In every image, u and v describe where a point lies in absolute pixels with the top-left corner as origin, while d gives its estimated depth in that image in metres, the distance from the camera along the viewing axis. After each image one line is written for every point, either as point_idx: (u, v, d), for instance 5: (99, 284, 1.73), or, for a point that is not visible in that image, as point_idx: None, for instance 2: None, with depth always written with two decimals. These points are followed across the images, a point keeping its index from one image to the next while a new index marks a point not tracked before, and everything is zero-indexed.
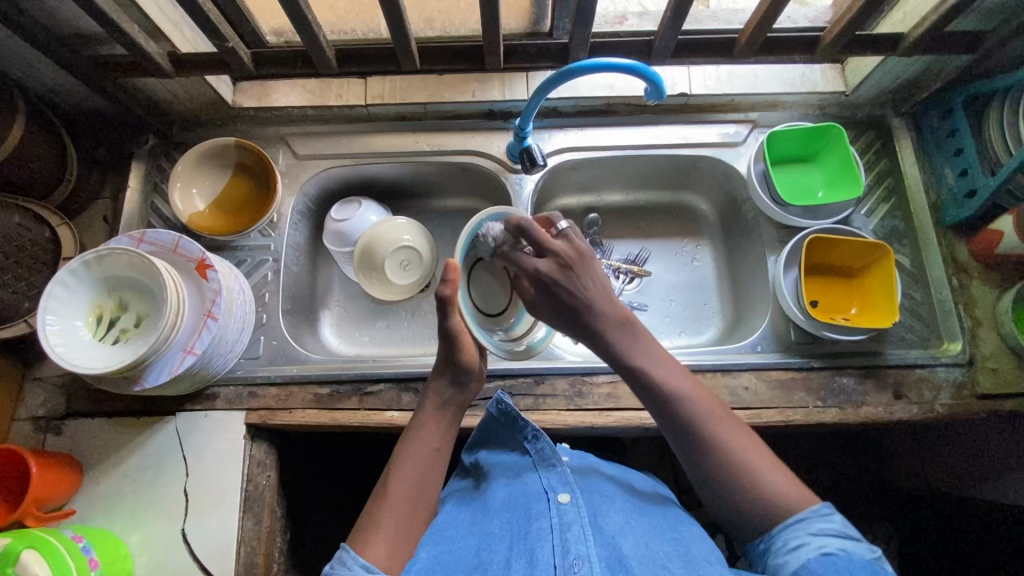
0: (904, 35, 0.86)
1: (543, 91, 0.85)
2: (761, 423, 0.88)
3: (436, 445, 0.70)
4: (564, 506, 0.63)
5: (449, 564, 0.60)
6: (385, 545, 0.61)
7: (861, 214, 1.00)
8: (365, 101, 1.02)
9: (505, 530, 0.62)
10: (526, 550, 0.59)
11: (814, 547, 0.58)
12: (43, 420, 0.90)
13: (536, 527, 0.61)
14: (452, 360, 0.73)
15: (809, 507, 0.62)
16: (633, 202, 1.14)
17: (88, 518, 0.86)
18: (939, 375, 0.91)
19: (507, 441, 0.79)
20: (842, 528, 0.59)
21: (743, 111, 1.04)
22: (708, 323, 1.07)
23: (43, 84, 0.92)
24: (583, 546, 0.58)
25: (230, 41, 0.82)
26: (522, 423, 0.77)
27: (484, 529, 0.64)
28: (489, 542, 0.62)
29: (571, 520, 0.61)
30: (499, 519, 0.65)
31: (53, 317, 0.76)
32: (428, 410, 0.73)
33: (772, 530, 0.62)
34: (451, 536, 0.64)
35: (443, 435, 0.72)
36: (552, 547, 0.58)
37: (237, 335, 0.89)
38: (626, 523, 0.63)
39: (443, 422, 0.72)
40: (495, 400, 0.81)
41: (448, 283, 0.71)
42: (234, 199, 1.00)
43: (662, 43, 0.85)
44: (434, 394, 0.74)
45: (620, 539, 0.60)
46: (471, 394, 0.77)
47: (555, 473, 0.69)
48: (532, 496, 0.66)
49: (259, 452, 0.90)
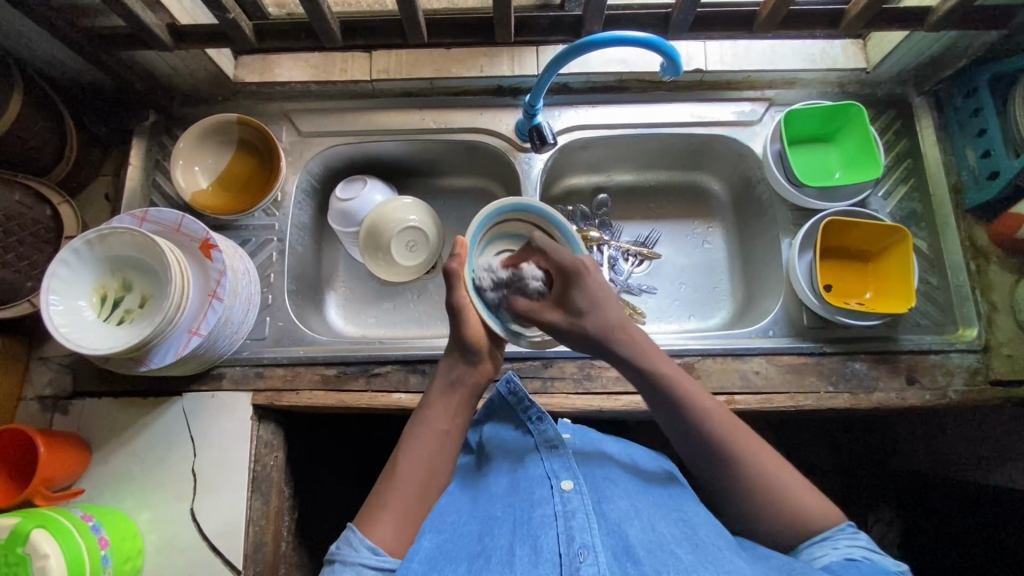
0: (932, 9, 0.83)
1: (555, 66, 0.82)
2: (772, 408, 0.87)
3: (446, 427, 0.69)
4: (568, 494, 0.62)
5: (451, 552, 0.59)
6: (391, 525, 0.61)
7: (879, 196, 0.97)
8: (370, 76, 0.99)
9: (508, 514, 0.62)
10: (529, 536, 0.58)
11: (838, 554, 0.58)
12: (50, 399, 0.90)
13: (540, 513, 0.60)
14: (460, 336, 0.72)
15: (834, 526, 0.62)
16: (643, 181, 1.12)
17: (98, 496, 0.86)
18: (954, 361, 0.90)
19: (510, 418, 0.79)
20: (868, 544, 0.59)
21: (760, 88, 1.01)
22: (718, 306, 1.05)
23: (39, 57, 0.89)
24: (588, 536, 0.57)
25: (231, 12, 0.79)
26: (528, 404, 0.76)
27: (487, 514, 0.64)
28: (492, 527, 0.61)
29: (576, 508, 0.60)
30: (502, 504, 0.64)
31: (56, 297, 0.75)
32: (438, 390, 0.72)
33: (797, 547, 0.62)
34: (454, 520, 0.64)
35: (453, 418, 0.70)
36: (556, 535, 0.58)
37: (243, 315, 0.88)
38: (631, 507, 0.63)
39: (452, 404, 0.71)
40: (503, 381, 0.81)
41: (456, 257, 0.72)
42: (237, 177, 0.98)
43: (680, 16, 0.81)
44: (445, 373, 0.73)
45: (626, 526, 0.60)
46: (486, 372, 0.75)
47: (558, 455, 0.69)
48: (535, 481, 0.66)
49: (266, 433, 0.90)
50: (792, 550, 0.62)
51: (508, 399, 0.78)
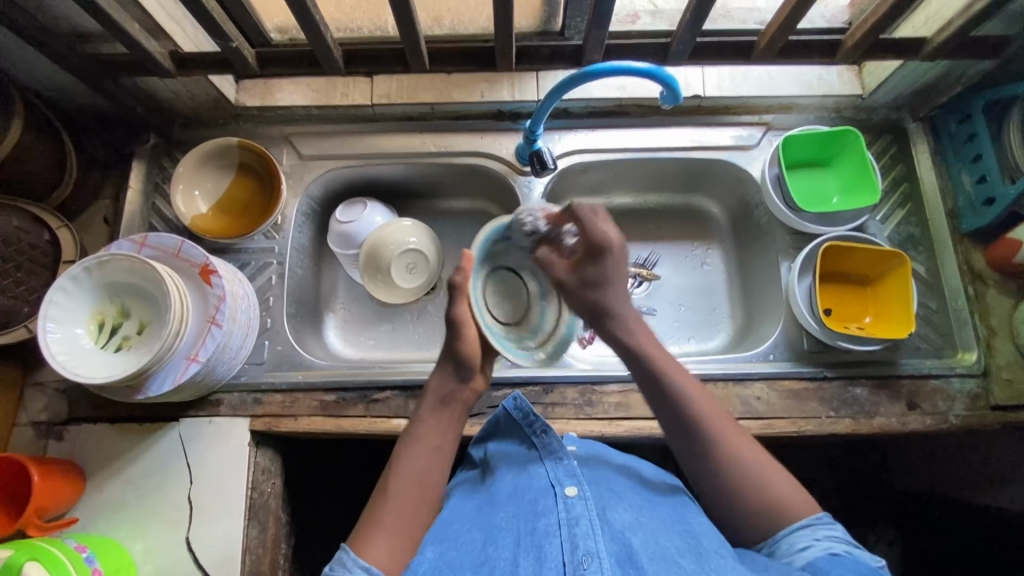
0: (927, 40, 0.84)
1: (556, 94, 0.82)
2: (773, 433, 0.87)
3: (436, 443, 0.70)
4: (572, 500, 0.61)
5: (455, 562, 0.58)
6: (386, 545, 0.60)
7: (876, 220, 0.98)
8: (371, 101, 1.00)
9: (512, 525, 0.60)
10: (534, 546, 0.57)
11: (820, 549, 0.57)
12: (45, 425, 0.89)
13: (544, 523, 0.59)
14: (455, 351, 0.74)
15: (812, 515, 0.62)
16: (643, 203, 1.12)
17: (91, 525, 0.84)
18: (954, 386, 0.90)
19: (514, 434, 0.77)
20: (846, 536, 0.59)
21: (757, 113, 1.02)
22: (718, 328, 1.05)
23: (41, 82, 0.89)
24: (592, 542, 0.56)
25: (234, 41, 0.79)
26: (532, 418, 0.75)
27: (490, 523, 0.62)
28: (496, 537, 0.60)
29: (580, 514, 0.59)
30: (506, 515, 0.62)
31: (53, 325, 0.75)
32: (430, 406, 0.73)
33: (775, 536, 0.61)
34: (458, 530, 0.63)
35: (444, 433, 0.71)
36: (560, 544, 0.57)
37: (242, 341, 0.87)
38: (636, 519, 0.61)
39: (445, 418, 0.72)
40: (511, 400, 0.80)
41: (460, 270, 0.74)
42: (237, 201, 0.98)
43: (679, 46, 0.82)
44: (438, 389, 0.74)
45: (630, 534, 0.59)
46: (475, 388, 0.76)
47: (562, 464, 0.68)
48: (539, 491, 0.64)
49: (264, 460, 0.89)
50: (769, 540, 0.61)
51: (513, 414, 0.78)
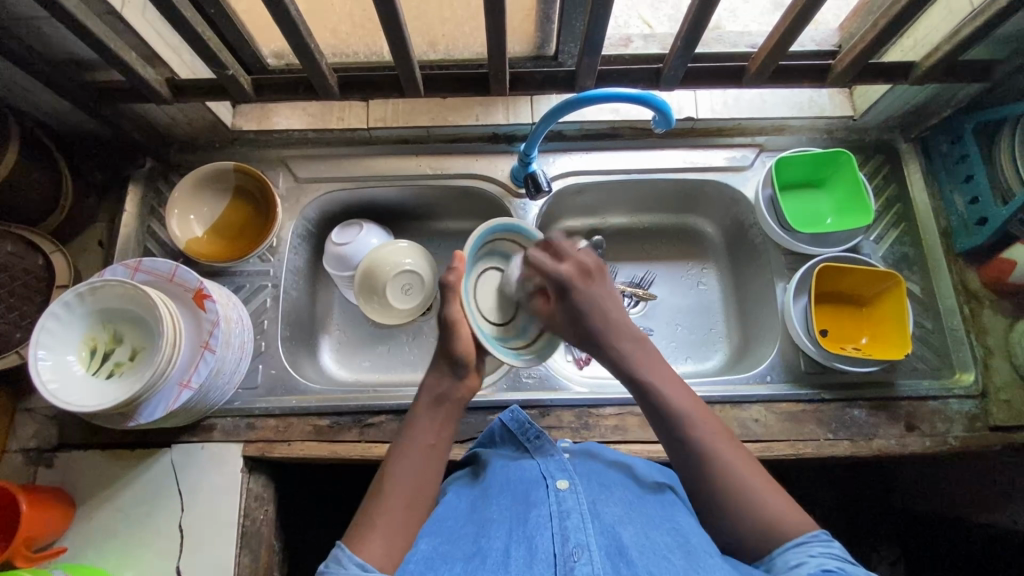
0: (916, 64, 0.85)
1: (549, 119, 0.84)
2: (772, 456, 0.86)
3: (432, 442, 0.68)
4: (563, 493, 0.61)
5: (449, 553, 0.57)
6: (382, 543, 0.58)
7: (870, 241, 0.98)
8: (367, 124, 1.00)
9: (504, 516, 0.60)
10: (524, 538, 0.56)
11: (812, 565, 0.55)
12: (35, 452, 0.88)
13: (534, 513, 0.59)
14: (449, 348, 0.72)
15: (809, 532, 0.59)
16: (638, 224, 1.12)
17: (80, 555, 0.83)
18: (952, 407, 0.89)
19: (508, 441, 0.77)
20: (843, 552, 0.56)
21: (750, 135, 1.03)
22: (715, 349, 1.05)
23: (38, 108, 0.89)
24: (583, 535, 0.55)
25: (230, 69, 0.80)
26: (527, 427, 0.75)
27: (483, 517, 0.61)
28: (487, 528, 0.59)
29: (571, 507, 0.59)
30: (498, 506, 0.62)
31: (44, 351, 0.74)
32: (423, 406, 0.71)
33: (772, 553, 0.59)
34: (450, 526, 0.62)
35: (439, 432, 0.69)
36: (551, 535, 0.56)
37: (235, 364, 0.86)
38: (626, 514, 0.60)
39: (439, 418, 0.70)
40: (508, 412, 0.79)
41: (453, 271, 0.75)
42: (232, 224, 0.98)
43: (671, 71, 0.84)
44: (433, 388, 0.72)
45: (620, 528, 0.58)
46: (472, 388, 0.74)
47: (554, 461, 0.68)
48: (530, 483, 0.64)
49: (256, 486, 0.88)
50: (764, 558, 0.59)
51: (511, 426, 0.76)
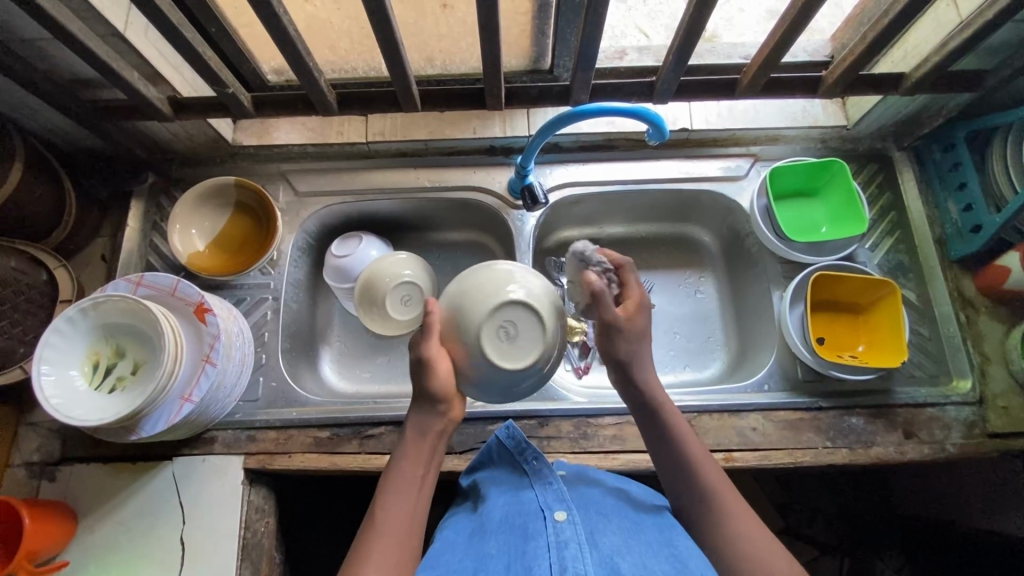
0: (906, 75, 0.86)
1: (544, 133, 0.85)
2: (770, 465, 0.86)
3: (420, 473, 0.67)
4: (561, 524, 0.61)
5: None
6: None
7: (865, 248, 0.99)
8: (366, 138, 1.02)
9: (502, 552, 0.60)
10: (523, 569, 0.56)
11: None
12: (38, 466, 0.88)
13: (533, 546, 0.59)
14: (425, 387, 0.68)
15: None
16: (635, 233, 1.13)
17: (81, 569, 0.83)
18: (949, 414, 0.89)
19: (507, 463, 0.77)
20: None
21: (745, 145, 1.04)
22: (713, 357, 1.05)
23: (41, 126, 0.91)
24: (580, 564, 0.55)
25: (230, 87, 0.81)
26: (523, 446, 0.76)
27: (480, 552, 0.61)
28: (486, 564, 0.59)
29: (568, 538, 0.59)
30: (498, 542, 0.62)
31: (47, 367, 0.75)
32: (412, 438, 0.69)
33: None
34: (449, 561, 0.62)
35: (427, 464, 0.68)
36: (548, 565, 0.56)
37: (236, 377, 0.87)
38: (625, 543, 0.60)
39: (426, 450, 0.68)
40: (503, 429, 0.81)
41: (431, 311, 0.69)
42: (233, 238, 0.99)
43: (664, 85, 0.85)
44: (418, 419, 0.69)
45: (618, 558, 0.57)
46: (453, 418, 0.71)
47: (552, 490, 0.68)
48: (529, 515, 0.64)
49: (258, 498, 0.88)
50: None
51: (506, 443, 0.78)
